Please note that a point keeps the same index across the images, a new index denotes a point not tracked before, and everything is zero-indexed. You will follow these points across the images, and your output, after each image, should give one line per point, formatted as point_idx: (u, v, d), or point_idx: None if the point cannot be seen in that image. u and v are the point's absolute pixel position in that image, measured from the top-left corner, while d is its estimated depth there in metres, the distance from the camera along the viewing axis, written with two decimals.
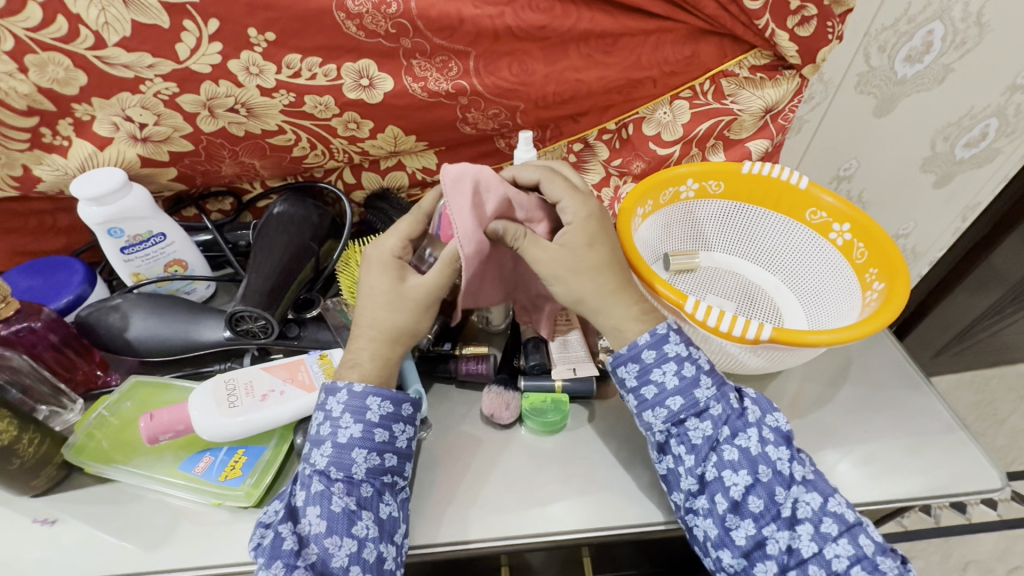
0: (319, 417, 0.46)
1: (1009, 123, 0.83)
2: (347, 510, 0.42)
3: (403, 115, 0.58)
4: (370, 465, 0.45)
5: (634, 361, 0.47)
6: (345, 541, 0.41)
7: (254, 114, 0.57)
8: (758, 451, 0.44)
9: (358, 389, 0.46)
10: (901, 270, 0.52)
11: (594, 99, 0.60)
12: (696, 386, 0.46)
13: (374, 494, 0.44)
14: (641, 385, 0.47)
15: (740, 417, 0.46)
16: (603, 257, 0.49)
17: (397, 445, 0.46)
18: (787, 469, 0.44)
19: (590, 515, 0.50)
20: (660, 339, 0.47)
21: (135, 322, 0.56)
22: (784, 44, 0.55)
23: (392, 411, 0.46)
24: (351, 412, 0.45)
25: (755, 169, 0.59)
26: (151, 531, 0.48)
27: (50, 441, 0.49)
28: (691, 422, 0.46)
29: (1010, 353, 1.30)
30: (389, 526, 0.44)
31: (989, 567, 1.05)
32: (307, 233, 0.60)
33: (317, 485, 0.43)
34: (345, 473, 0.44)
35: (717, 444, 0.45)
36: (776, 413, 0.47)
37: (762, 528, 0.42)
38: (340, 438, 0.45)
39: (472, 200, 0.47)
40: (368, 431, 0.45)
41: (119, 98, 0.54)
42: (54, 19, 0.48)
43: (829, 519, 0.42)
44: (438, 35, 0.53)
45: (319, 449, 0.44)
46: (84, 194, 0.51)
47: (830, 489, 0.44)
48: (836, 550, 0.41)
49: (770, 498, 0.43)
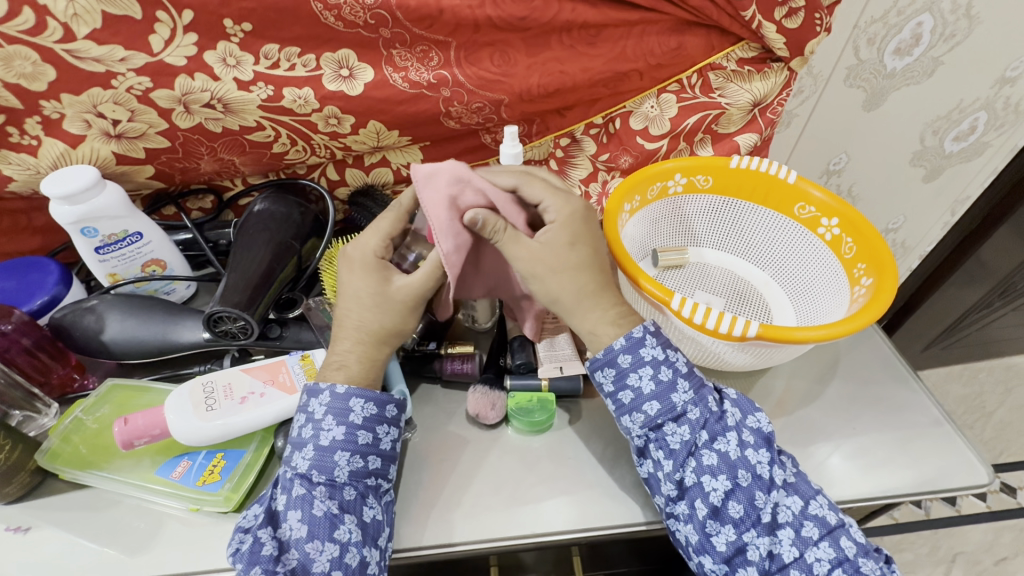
0: (300, 420, 0.45)
1: (998, 116, 0.82)
2: (329, 514, 0.41)
3: (384, 109, 0.57)
4: (353, 468, 0.44)
5: (610, 366, 0.47)
6: (326, 546, 0.40)
7: (231, 110, 0.55)
8: (737, 455, 0.43)
9: (341, 390, 0.45)
10: (889, 265, 0.51)
11: (579, 93, 0.59)
12: (673, 390, 0.45)
13: (357, 497, 0.43)
14: (618, 390, 0.47)
15: (719, 421, 0.45)
16: (584, 258, 0.48)
17: (381, 447, 0.46)
18: (767, 473, 0.43)
19: (577, 515, 0.49)
20: (635, 343, 0.46)
21: (111, 324, 0.55)
22: (771, 36, 0.54)
23: (376, 412, 0.46)
24: (334, 414, 0.44)
25: (743, 164, 0.59)
26: (131, 536, 0.47)
27: (22, 448, 0.47)
28: (669, 427, 0.45)
29: (999, 346, 1.31)
30: (372, 529, 0.43)
31: (977, 558, 1.06)
32: (289, 231, 0.59)
33: (298, 489, 0.42)
34: (326, 477, 0.43)
35: (695, 449, 0.44)
36: (757, 414, 0.47)
37: (742, 533, 0.42)
38: (322, 441, 0.44)
39: (448, 196, 0.46)
40: (350, 434, 0.44)
41: (90, 93, 0.52)
42: (21, 11, 0.47)
43: (810, 523, 0.42)
44: (417, 26, 0.52)
45: (301, 452, 0.44)
46: (54, 193, 0.49)
47: (812, 491, 0.44)
48: (817, 554, 0.41)
49: (750, 503, 0.42)
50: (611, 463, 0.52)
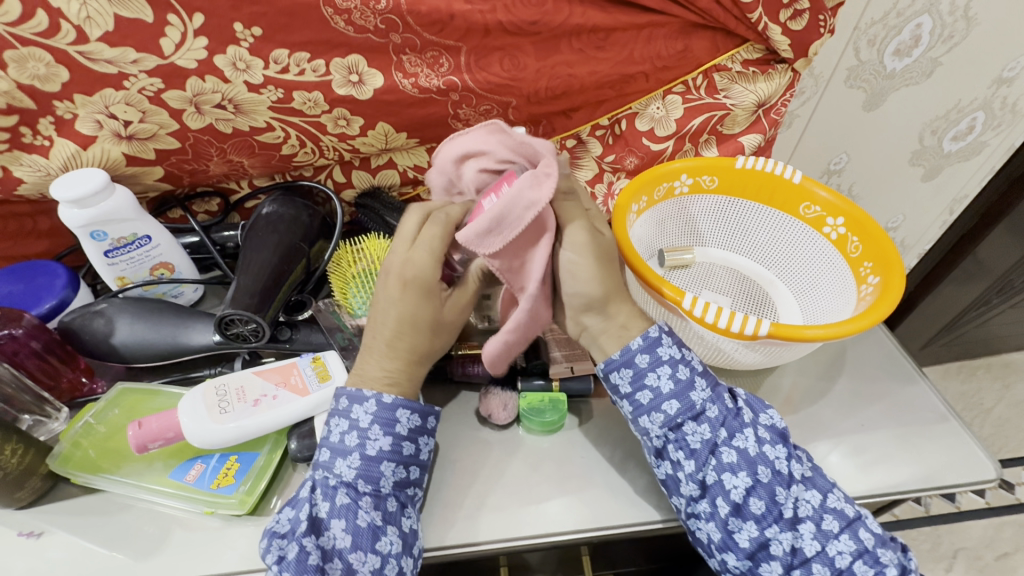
0: (342, 425, 0.45)
1: (995, 116, 0.83)
2: (372, 525, 0.42)
3: (394, 111, 0.57)
4: (396, 478, 0.44)
5: (627, 367, 0.46)
6: (369, 557, 0.41)
7: (242, 110, 0.55)
8: (756, 451, 0.43)
9: (388, 400, 0.45)
10: (896, 264, 0.52)
11: (587, 95, 0.59)
12: (692, 389, 0.45)
13: (398, 508, 0.44)
14: (635, 390, 0.46)
15: (736, 418, 0.45)
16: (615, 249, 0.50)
17: (421, 458, 0.46)
18: (786, 469, 0.43)
19: (589, 515, 0.49)
20: (652, 342, 0.47)
21: (120, 327, 0.54)
22: (776, 39, 0.55)
23: (419, 423, 0.46)
24: (380, 423, 0.44)
25: (749, 164, 0.59)
26: (142, 540, 0.47)
27: (34, 451, 0.47)
28: (689, 426, 0.45)
29: (996, 343, 1.32)
30: (410, 538, 0.44)
31: (978, 554, 1.07)
32: (298, 233, 0.59)
33: (343, 497, 0.42)
34: (373, 486, 0.43)
35: (716, 447, 0.44)
36: (769, 411, 0.47)
37: (764, 530, 0.42)
38: (369, 450, 0.43)
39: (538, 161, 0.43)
40: (396, 445, 0.44)
41: (103, 94, 0.52)
42: (33, 14, 0.46)
43: (829, 516, 0.42)
44: (428, 30, 0.52)
45: (346, 459, 0.43)
46: (64, 196, 0.49)
47: (829, 485, 0.44)
48: (838, 547, 0.41)
49: (771, 499, 0.42)
50: (621, 461, 0.53)
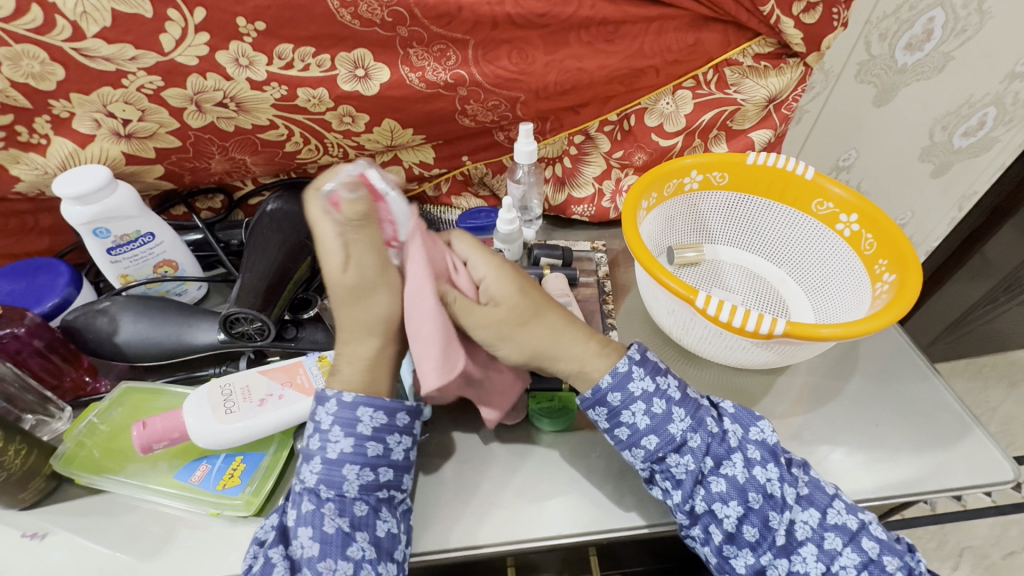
0: (309, 430, 0.44)
1: (1007, 112, 0.82)
2: (340, 531, 0.40)
3: (400, 108, 0.57)
4: (363, 482, 0.42)
5: (602, 406, 0.45)
6: (339, 565, 0.39)
7: (244, 109, 0.55)
8: (745, 478, 0.43)
9: (347, 398, 0.43)
10: (912, 263, 0.50)
11: (595, 90, 0.58)
12: (669, 421, 0.44)
13: (369, 512, 0.42)
14: (613, 427, 0.46)
15: (722, 443, 0.44)
16: (540, 301, 0.48)
17: (392, 458, 0.44)
18: (778, 492, 0.42)
19: (595, 517, 0.49)
20: (622, 378, 0.45)
21: (124, 325, 0.54)
22: (789, 32, 0.54)
23: (386, 422, 0.44)
24: (340, 425, 0.43)
25: (760, 160, 0.58)
26: (146, 541, 0.46)
27: (38, 452, 0.46)
28: (672, 458, 0.44)
29: (1003, 342, 1.31)
30: (387, 543, 0.42)
31: (984, 552, 1.06)
32: (303, 230, 0.58)
33: (307, 504, 0.41)
34: (335, 491, 0.42)
35: (703, 477, 0.43)
36: (760, 425, 0.46)
37: (760, 557, 0.42)
38: (329, 454, 0.42)
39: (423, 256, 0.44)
40: (359, 446, 0.42)
41: (100, 93, 0.51)
42: (29, 9, 0.45)
43: (830, 534, 0.42)
44: (435, 23, 0.51)
45: (309, 465, 0.42)
46: (67, 194, 0.48)
47: (828, 498, 0.43)
48: (842, 562, 0.41)
49: (764, 525, 0.42)
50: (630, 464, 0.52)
